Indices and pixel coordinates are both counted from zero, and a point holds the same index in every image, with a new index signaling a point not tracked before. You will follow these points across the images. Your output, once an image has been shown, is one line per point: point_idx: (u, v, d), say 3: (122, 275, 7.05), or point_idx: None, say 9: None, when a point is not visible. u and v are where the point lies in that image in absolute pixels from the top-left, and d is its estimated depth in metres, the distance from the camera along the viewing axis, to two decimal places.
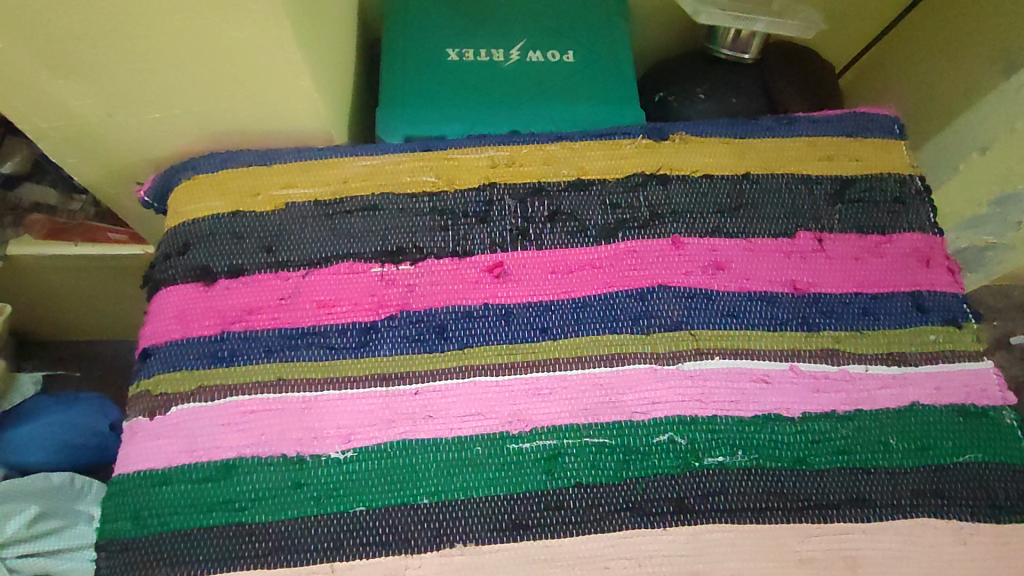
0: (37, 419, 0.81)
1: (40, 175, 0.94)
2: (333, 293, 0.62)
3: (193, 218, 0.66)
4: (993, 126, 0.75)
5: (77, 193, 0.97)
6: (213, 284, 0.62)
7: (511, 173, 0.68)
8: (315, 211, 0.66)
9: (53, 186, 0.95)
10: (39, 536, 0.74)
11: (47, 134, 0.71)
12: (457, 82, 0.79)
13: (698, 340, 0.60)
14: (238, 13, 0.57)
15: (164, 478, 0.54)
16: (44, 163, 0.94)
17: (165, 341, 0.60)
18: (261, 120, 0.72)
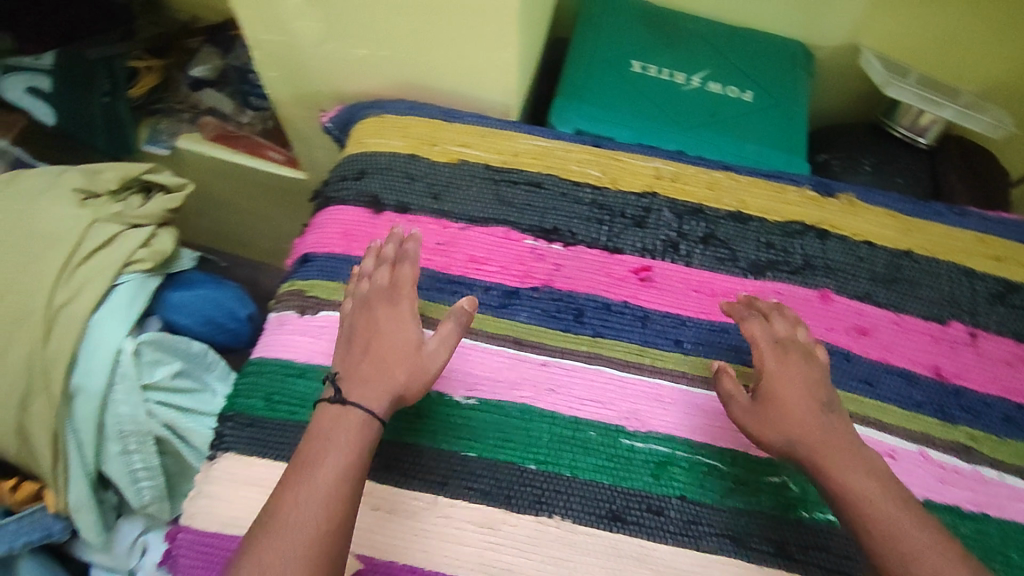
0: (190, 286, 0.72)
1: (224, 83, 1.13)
2: (485, 251, 0.65)
3: (373, 151, 0.70)
4: None
5: (249, 108, 1.13)
6: (380, 214, 0.66)
7: (673, 188, 0.69)
8: (484, 174, 0.69)
9: (230, 97, 1.14)
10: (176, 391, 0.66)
11: (263, 46, 0.78)
12: (637, 92, 0.80)
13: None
14: None
15: (300, 371, 0.58)
16: (228, 74, 1.13)
17: (326, 252, 0.65)
18: (450, 79, 0.76)
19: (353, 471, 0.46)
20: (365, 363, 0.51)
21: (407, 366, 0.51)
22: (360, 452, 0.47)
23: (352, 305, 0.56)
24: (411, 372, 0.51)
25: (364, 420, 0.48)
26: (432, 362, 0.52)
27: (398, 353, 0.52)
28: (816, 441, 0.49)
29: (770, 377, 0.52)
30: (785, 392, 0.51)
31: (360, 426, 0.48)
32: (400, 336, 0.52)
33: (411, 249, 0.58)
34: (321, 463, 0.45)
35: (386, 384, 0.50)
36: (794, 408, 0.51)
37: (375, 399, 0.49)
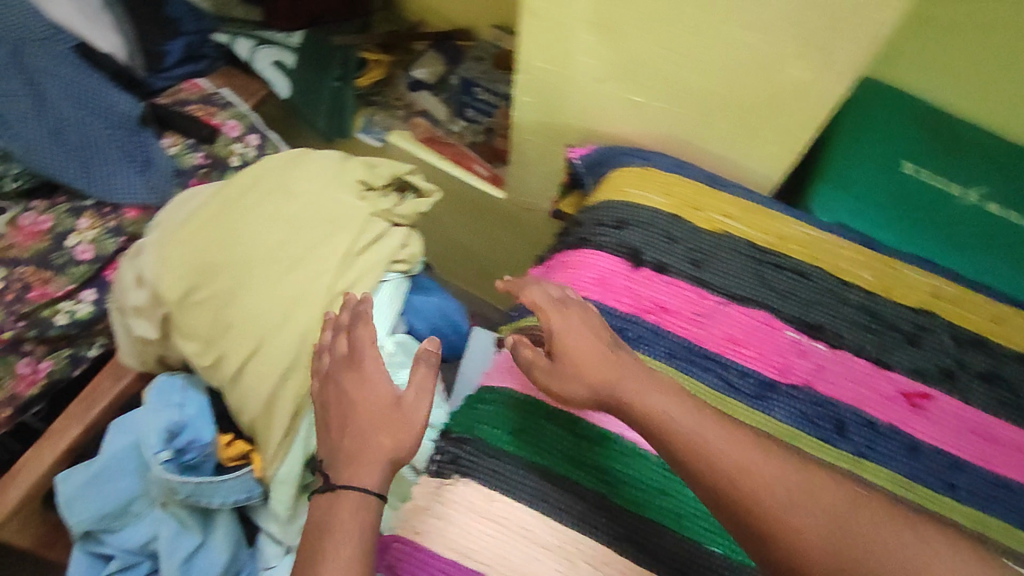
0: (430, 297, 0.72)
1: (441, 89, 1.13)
2: (744, 333, 0.62)
3: (635, 203, 0.68)
4: None
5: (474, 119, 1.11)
6: (639, 268, 0.65)
7: (951, 311, 0.64)
8: (746, 251, 0.66)
9: (444, 103, 1.13)
10: None
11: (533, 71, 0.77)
12: (907, 197, 0.74)
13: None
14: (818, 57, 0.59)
15: (550, 415, 0.59)
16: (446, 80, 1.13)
17: (581, 296, 0.64)
18: (719, 144, 0.73)
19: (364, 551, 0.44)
20: (350, 445, 0.50)
21: (391, 431, 0.50)
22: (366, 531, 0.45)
23: (321, 380, 0.55)
24: (394, 433, 0.50)
25: (364, 503, 0.46)
26: (415, 415, 0.51)
27: (381, 416, 0.51)
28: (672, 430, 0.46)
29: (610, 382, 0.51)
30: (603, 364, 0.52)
31: (359, 507, 0.46)
32: (380, 399, 0.52)
33: (364, 313, 0.59)
34: (328, 556, 0.43)
35: (375, 456, 0.49)
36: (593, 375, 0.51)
37: (377, 479, 0.48)
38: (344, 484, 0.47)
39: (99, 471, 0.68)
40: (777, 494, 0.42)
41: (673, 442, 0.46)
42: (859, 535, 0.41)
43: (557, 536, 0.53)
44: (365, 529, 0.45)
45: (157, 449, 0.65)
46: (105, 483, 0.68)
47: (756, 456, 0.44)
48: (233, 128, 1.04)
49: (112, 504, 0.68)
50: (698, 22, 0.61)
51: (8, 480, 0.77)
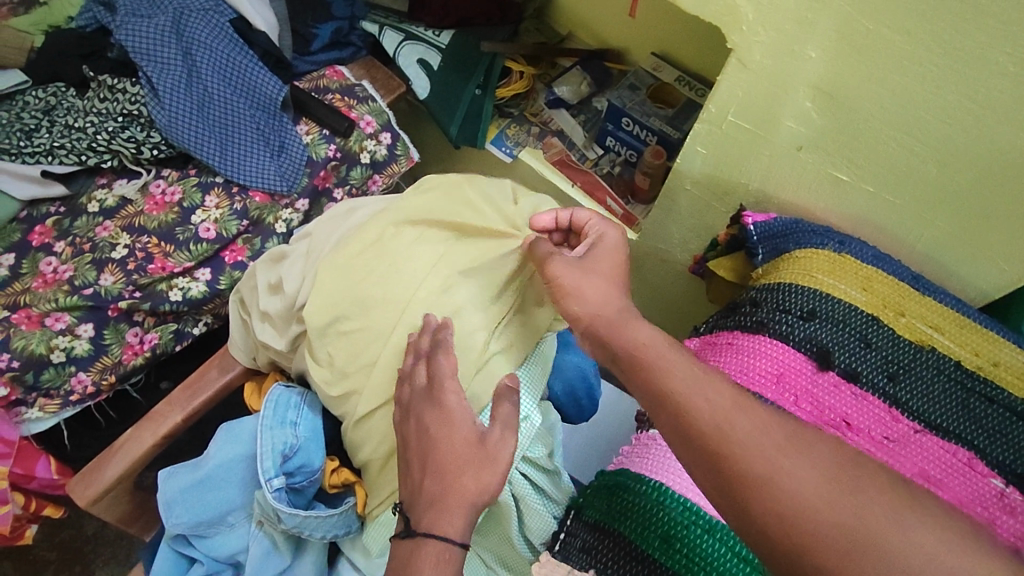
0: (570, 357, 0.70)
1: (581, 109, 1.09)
2: (940, 471, 0.54)
3: (828, 294, 0.61)
4: None
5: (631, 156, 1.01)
6: (825, 371, 0.58)
7: None
8: (954, 372, 0.58)
9: (582, 125, 1.09)
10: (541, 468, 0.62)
11: (721, 124, 0.70)
12: None
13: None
14: None
15: (710, 527, 0.52)
16: (588, 102, 1.10)
17: (754, 391, 0.57)
18: (927, 243, 0.65)
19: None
20: (428, 484, 0.49)
21: (474, 470, 0.49)
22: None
23: (399, 410, 0.54)
24: (479, 471, 0.49)
25: (441, 547, 0.47)
26: (503, 449, 0.50)
27: (461, 450, 0.49)
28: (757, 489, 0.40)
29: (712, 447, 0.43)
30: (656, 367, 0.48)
31: (439, 552, 0.46)
32: (462, 434, 0.50)
33: (442, 340, 0.55)
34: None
35: (457, 500, 0.48)
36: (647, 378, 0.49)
37: (457, 527, 0.47)
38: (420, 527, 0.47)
39: (202, 479, 0.64)
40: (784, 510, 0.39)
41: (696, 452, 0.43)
42: (783, 463, 0.40)
43: None
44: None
45: (270, 474, 0.61)
46: (206, 491, 0.64)
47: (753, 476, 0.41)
48: (368, 124, 1.01)
49: (209, 515, 0.65)
50: (957, 108, 0.54)
51: (109, 453, 0.74)
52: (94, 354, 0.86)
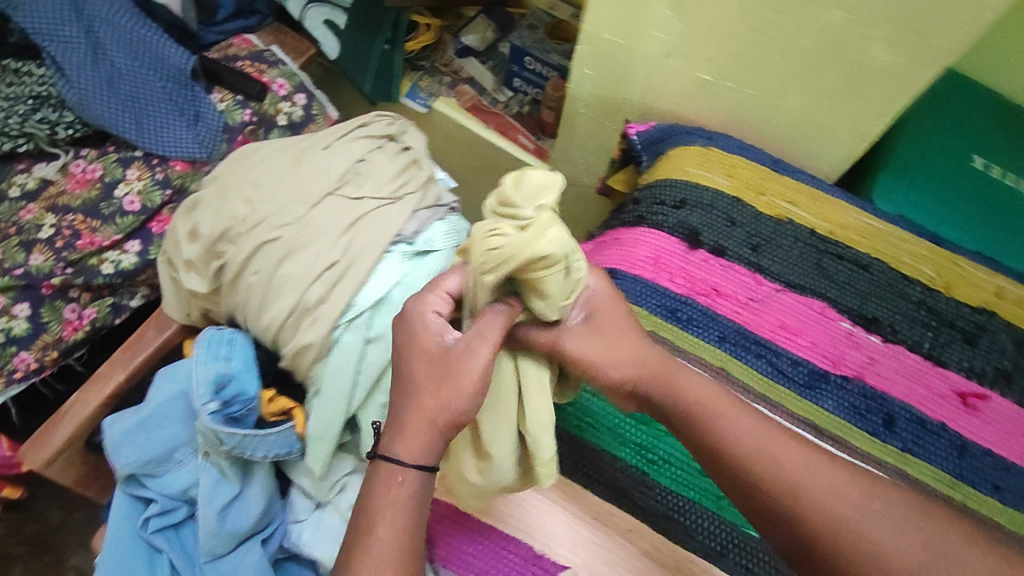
0: None
1: (488, 57, 1.16)
2: (799, 321, 0.61)
3: (697, 183, 0.68)
4: None
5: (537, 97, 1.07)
6: (695, 249, 0.64)
7: (1016, 314, 0.62)
8: (807, 238, 0.65)
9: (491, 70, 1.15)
10: None
11: (600, 43, 0.75)
12: (978, 193, 0.72)
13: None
14: (905, 40, 0.59)
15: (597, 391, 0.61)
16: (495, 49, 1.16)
17: (634, 273, 0.63)
18: (786, 131, 0.72)
19: (400, 534, 0.45)
20: (396, 406, 0.48)
21: (434, 390, 0.47)
22: (408, 517, 0.45)
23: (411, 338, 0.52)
24: (441, 395, 0.47)
25: (390, 481, 0.46)
26: (454, 399, 0.46)
27: (428, 366, 0.48)
28: (749, 454, 0.47)
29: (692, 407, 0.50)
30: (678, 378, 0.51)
31: (394, 480, 0.46)
32: (426, 367, 0.48)
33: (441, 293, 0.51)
34: (375, 532, 0.44)
35: (421, 424, 0.47)
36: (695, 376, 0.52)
37: (413, 450, 0.46)
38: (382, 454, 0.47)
39: (145, 419, 0.69)
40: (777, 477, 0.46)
41: (682, 429, 0.50)
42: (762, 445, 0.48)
43: (591, 509, 0.59)
44: (409, 501, 0.45)
45: (205, 399, 0.64)
46: (152, 428, 0.69)
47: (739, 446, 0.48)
48: (281, 87, 1.04)
49: (156, 450, 0.69)
50: None
51: (56, 418, 0.77)
52: (34, 333, 0.88)
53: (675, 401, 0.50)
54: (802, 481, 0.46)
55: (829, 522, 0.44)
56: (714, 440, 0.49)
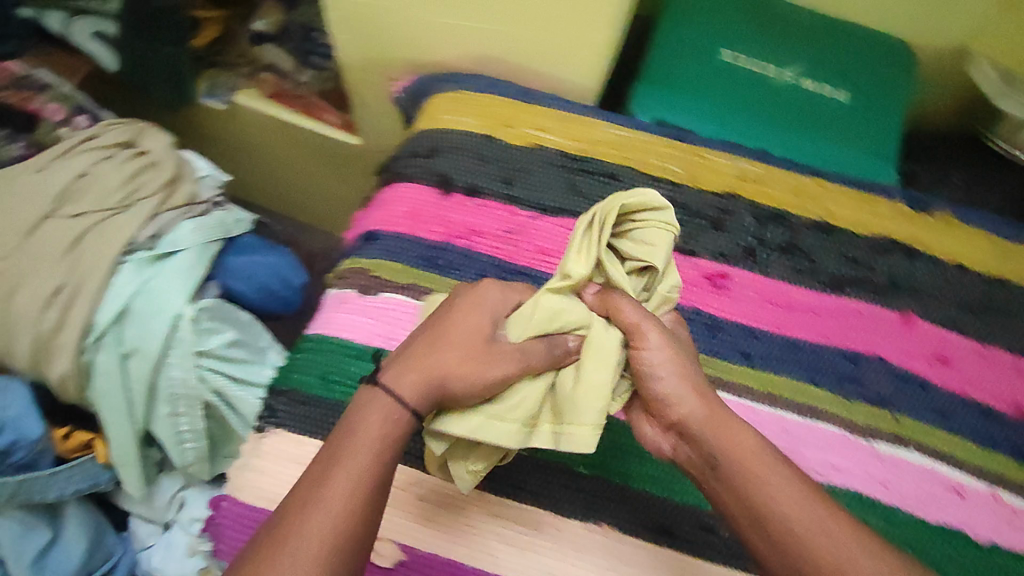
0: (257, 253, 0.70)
1: (284, 39, 1.05)
2: (555, 243, 0.62)
3: (447, 129, 0.68)
4: None
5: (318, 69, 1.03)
6: (448, 194, 0.64)
7: (757, 192, 0.66)
8: (559, 160, 0.66)
9: (290, 53, 1.06)
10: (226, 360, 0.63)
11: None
12: (726, 83, 0.75)
13: (899, 425, 0.58)
14: None
15: (358, 353, 0.57)
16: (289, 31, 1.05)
17: (392, 231, 0.63)
18: (530, 59, 0.71)
19: (365, 474, 0.39)
20: (414, 340, 0.45)
21: (490, 363, 0.44)
22: (382, 453, 0.40)
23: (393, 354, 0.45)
24: (475, 359, 0.43)
25: (375, 392, 0.42)
26: (493, 368, 0.43)
27: (485, 349, 0.44)
28: (766, 489, 0.41)
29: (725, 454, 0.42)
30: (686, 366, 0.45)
31: (389, 413, 0.41)
32: (469, 325, 0.45)
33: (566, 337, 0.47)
34: (337, 462, 0.39)
35: (436, 369, 0.43)
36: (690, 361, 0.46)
37: (410, 386, 0.42)
38: (382, 383, 0.42)
39: None
40: (784, 515, 0.40)
41: (724, 475, 0.42)
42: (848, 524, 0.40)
43: None
44: (394, 440, 0.41)
45: None
46: None
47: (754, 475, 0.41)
48: (56, 111, 0.97)
49: None
50: None
51: None
52: None
53: (715, 456, 0.43)
54: (823, 549, 0.39)
55: (798, 553, 0.39)
56: (761, 494, 0.41)
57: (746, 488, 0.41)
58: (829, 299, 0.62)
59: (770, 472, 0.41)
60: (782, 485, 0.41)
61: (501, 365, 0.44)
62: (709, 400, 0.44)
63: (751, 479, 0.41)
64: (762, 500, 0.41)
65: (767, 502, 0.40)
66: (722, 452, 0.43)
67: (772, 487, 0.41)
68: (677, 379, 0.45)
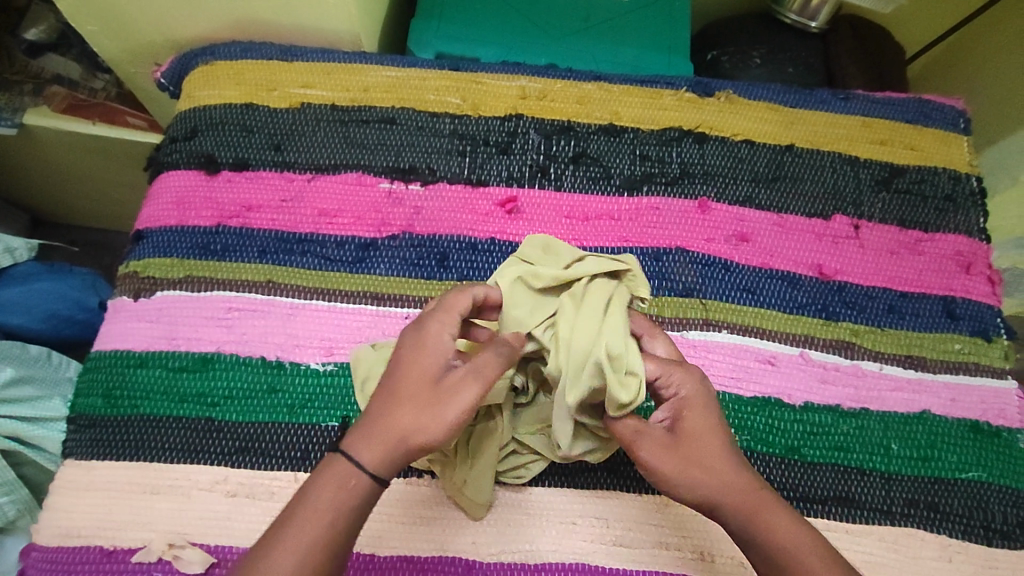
0: (28, 284, 0.74)
1: (65, 47, 0.87)
2: (336, 202, 0.59)
3: (205, 105, 0.63)
4: None
5: (101, 71, 0.88)
6: (216, 174, 0.60)
7: (541, 107, 0.64)
8: (330, 114, 0.62)
9: (77, 61, 0.87)
10: (10, 401, 0.66)
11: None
12: (500, 5, 0.73)
13: (766, 321, 0.57)
14: None
15: (140, 361, 0.53)
16: (70, 35, 0.87)
17: (161, 225, 0.58)
18: (287, 13, 0.66)
19: (318, 540, 0.37)
20: (378, 403, 0.40)
21: (413, 403, 0.39)
22: (338, 521, 0.38)
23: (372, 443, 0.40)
24: (425, 409, 0.39)
25: (334, 461, 0.39)
26: (448, 409, 0.39)
27: (416, 387, 0.40)
28: (740, 509, 0.40)
29: (742, 513, 0.40)
30: (703, 448, 0.41)
31: (342, 483, 0.38)
32: (415, 369, 0.40)
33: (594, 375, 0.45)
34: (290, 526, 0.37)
35: (390, 428, 0.39)
36: (696, 440, 0.41)
37: (377, 459, 0.39)
38: (346, 452, 0.39)
39: None
40: (786, 545, 0.40)
41: (736, 520, 0.40)
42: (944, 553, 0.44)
43: (168, 479, 0.50)
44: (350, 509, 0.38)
45: None
46: None
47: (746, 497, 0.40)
48: None
49: None
50: None
51: None
52: None
53: (742, 516, 0.40)
54: (805, 562, 0.39)
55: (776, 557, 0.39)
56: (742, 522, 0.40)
57: (755, 538, 0.40)
58: (623, 201, 0.61)
59: (774, 510, 0.41)
60: (789, 527, 0.40)
61: (461, 397, 0.39)
62: (704, 465, 0.40)
63: (759, 519, 0.40)
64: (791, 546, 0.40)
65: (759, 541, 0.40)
66: (723, 508, 0.40)
67: (768, 529, 0.40)
68: (709, 458, 0.41)
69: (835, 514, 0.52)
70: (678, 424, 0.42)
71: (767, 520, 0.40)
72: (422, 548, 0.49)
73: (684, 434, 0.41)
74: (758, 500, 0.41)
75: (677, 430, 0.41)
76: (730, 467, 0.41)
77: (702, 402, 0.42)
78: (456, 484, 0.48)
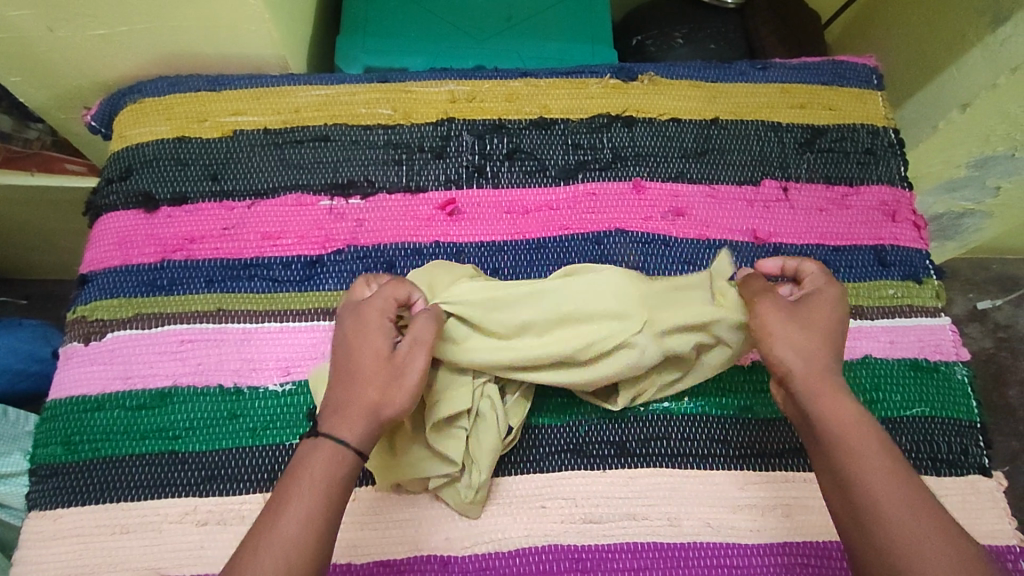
0: None
1: None
2: (278, 224, 0.60)
3: (136, 144, 0.63)
4: (949, 101, 0.74)
5: (34, 121, 0.85)
6: (155, 211, 0.60)
7: (471, 109, 0.65)
8: (264, 139, 0.63)
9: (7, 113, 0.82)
10: None
11: None
12: (423, 13, 0.74)
13: None
14: None
15: (96, 404, 0.53)
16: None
17: (103, 268, 0.59)
18: (211, 44, 0.66)
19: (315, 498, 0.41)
20: (341, 381, 0.45)
21: (376, 381, 0.44)
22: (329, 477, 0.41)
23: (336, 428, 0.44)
24: (386, 384, 0.44)
25: (317, 446, 0.43)
26: (406, 374, 0.44)
27: (369, 362, 0.45)
28: (804, 385, 0.45)
29: (811, 394, 0.44)
30: (823, 317, 0.47)
31: (330, 455, 0.42)
32: (369, 349, 0.45)
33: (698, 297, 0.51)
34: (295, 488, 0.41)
35: (360, 405, 0.43)
36: (820, 312, 0.47)
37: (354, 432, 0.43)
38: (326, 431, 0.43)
39: None
40: (853, 427, 0.43)
41: (804, 394, 0.45)
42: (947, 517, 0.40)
43: (137, 516, 0.50)
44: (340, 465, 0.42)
45: None
46: None
47: (815, 378, 0.45)
48: None
49: None
50: None
51: None
52: None
53: (818, 397, 0.44)
54: (859, 448, 0.42)
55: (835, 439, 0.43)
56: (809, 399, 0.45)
57: (820, 419, 0.44)
58: (561, 191, 0.63)
59: (842, 396, 0.44)
60: (854, 414, 0.43)
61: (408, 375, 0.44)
62: (806, 335, 0.46)
63: (822, 401, 0.44)
64: (853, 431, 0.43)
65: (822, 421, 0.44)
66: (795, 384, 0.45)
67: (825, 410, 0.44)
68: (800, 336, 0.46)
69: (793, 466, 0.54)
70: (804, 302, 0.48)
71: (834, 406, 0.44)
72: (397, 551, 0.50)
73: (807, 304, 0.48)
74: (829, 387, 0.44)
75: (805, 303, 0.48)
76: (824, 352, 0.46)
77: (835, 293, 0.49)
78: (468, 494, 0.49)
